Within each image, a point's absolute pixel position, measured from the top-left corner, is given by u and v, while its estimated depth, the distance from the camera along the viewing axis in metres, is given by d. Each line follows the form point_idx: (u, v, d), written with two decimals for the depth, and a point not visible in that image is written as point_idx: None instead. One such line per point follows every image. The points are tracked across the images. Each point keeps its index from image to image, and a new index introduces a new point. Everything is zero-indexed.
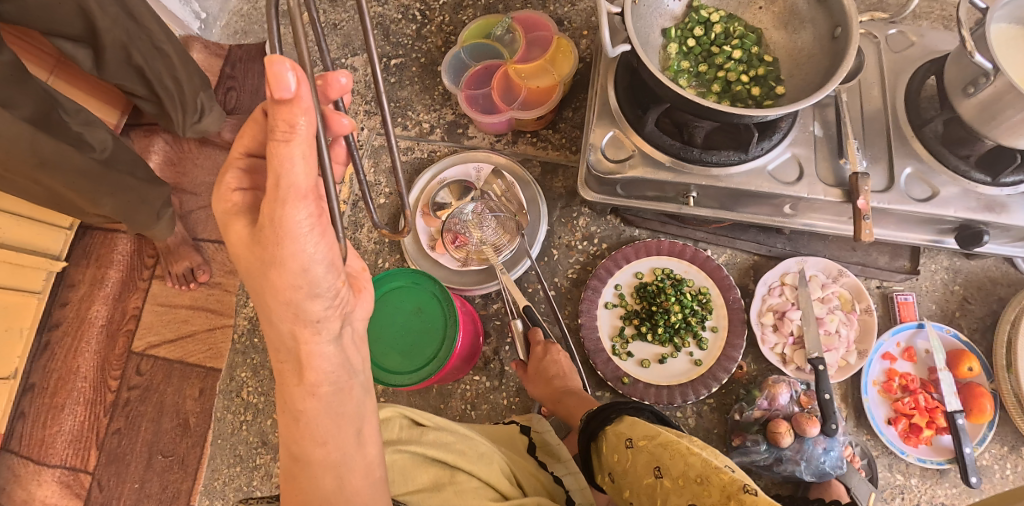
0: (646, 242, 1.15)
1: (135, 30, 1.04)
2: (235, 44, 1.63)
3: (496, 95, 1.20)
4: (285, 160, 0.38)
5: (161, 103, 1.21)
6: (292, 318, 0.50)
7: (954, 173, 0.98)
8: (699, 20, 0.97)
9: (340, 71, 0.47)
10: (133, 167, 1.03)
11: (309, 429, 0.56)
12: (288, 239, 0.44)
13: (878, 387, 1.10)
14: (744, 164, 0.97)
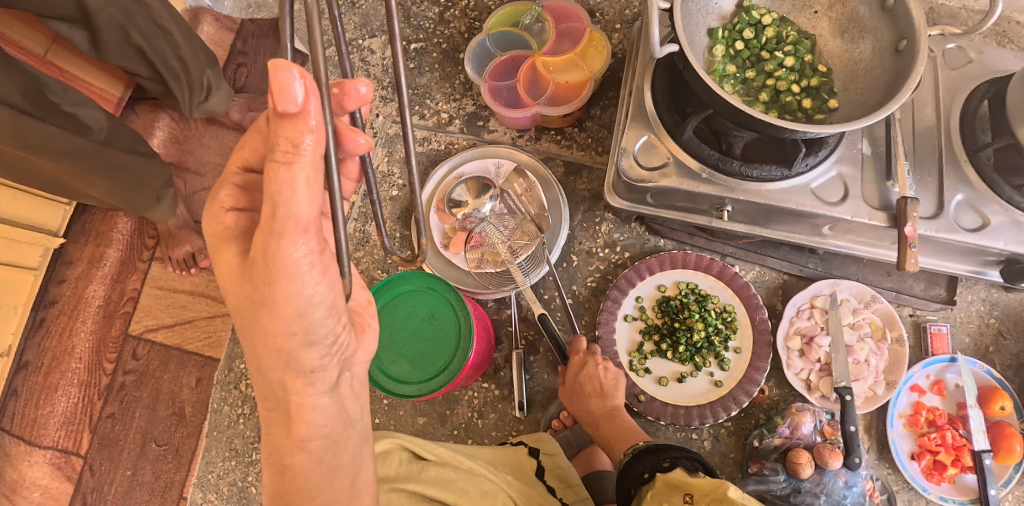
0: (673, 254, 1.09)
1: (131, 11, 0.99)
2: (248, 18, 1.55)
3: (522, 89, 1.14)
4: (284, 180, 0.33)
5: (166, 84, 1.17)
6: (283, 367, 0.46)
7: (1005, 203, 0.91)
8: (749, 21, 0.90)
9: (360, 80, 0.42)
10: (132, 150, 0.99)
11: (298, 484, 0.52)
12: (282, 278, 0.39)
13: (903, 419, 1.05)
14: (787, 181, 0.91)
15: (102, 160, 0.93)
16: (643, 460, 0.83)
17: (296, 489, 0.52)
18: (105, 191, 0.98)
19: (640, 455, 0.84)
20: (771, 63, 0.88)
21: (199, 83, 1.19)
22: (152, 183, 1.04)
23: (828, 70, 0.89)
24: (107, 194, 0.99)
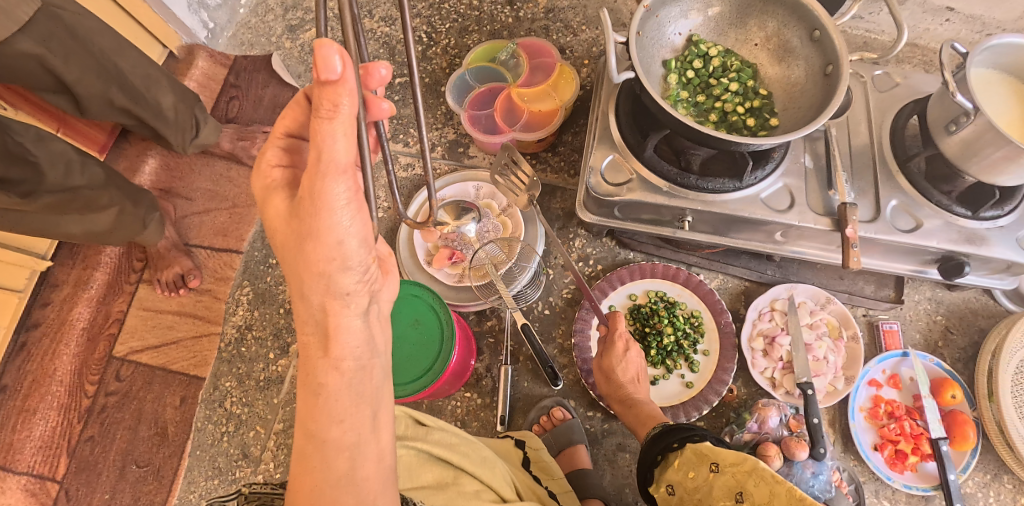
0: (641, 265, 1.17)
1: (109, 71, 1.08)
2: (241, 55, 1.66)
3: (499, 117, 1.23)
4: (326, 136, 0.41)
5: (158, 132, 1.26)
6: (324, 290, 0.52)
7: (937, 206, 1.03)
8: (698, 53, 1.02)
9: (381, 63, 0.49)
10: (108, 186, 1.04)
11: (327, 406, 0.56)
12: (324, 211, 0.47)
13: (864, 413, 1.13)
14: (738, 192, 1.00)
15: (77, 200, 0.99)
16: (667, 437, 0.88)
17: (322, 413, 0.56)
18: (83, 227, 1.05)
19: (665, 433, 0.89)
20: (718, 88, 1.00)
21: (185, 121, 1.26)
22: (135, 213, 1.11)
23: (768, 94, 1.00)
24: (88, 229, 1.05)
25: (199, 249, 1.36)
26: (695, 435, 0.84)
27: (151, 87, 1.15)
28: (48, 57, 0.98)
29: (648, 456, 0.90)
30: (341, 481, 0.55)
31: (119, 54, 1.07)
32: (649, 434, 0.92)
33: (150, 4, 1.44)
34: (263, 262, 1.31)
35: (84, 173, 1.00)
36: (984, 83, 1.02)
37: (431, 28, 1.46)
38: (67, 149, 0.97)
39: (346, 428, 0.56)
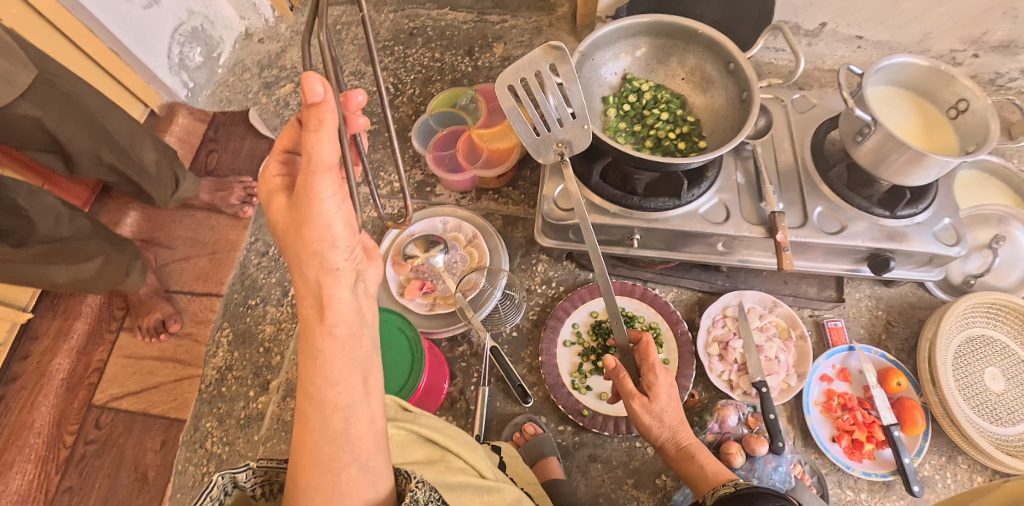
0: (599, 283, 1.26)
1: (99, 132, 1.16)
2: (219, 111, 1.77)
3: (461, 156, 1.33)
4: (316, 143, 0.52)
5: (140, 186, 1.33)
6: (318, 267, 0.61)
7: (859, 209, 1.14)
8: (632, 90, 1.14)
9: (358, 91, 0.61)
10: (93, 236, 1.15)
11: (324, 369, 0.62)
12: (314, 201, 0.57)
13: (820, 407, 1.20)
14: (679, 209, 1.11)
15: (66, 250, 1.11)
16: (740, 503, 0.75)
17: (319, 377, 0.62)
18: (71, 274, 1.15)
19: (734, 496, 0.76)
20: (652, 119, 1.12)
21: (166, 176, 1.36)
22: (120, 259, 1.23)
23: (696, 120, 1.13)
24: (75, 277, 1.17)
25: (180, 295, 1.46)
26: (776, 504, 0.72)
27: (136, 144, 1.24)
28: (45, 119, 1.05)
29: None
30: (338, 440, 0.61)
31: (107, 116, 1.16)
32: (719, 497, 0.80)
33: (133, 67, 1.57)
34: (243, 303, 1.41)
35: (73, 225, 1.11)
36: (883, 99, 1.15)
37: (397, 80, 1.59)
38: (57, 205, 1.07)
39: (343, 391, 0.62)
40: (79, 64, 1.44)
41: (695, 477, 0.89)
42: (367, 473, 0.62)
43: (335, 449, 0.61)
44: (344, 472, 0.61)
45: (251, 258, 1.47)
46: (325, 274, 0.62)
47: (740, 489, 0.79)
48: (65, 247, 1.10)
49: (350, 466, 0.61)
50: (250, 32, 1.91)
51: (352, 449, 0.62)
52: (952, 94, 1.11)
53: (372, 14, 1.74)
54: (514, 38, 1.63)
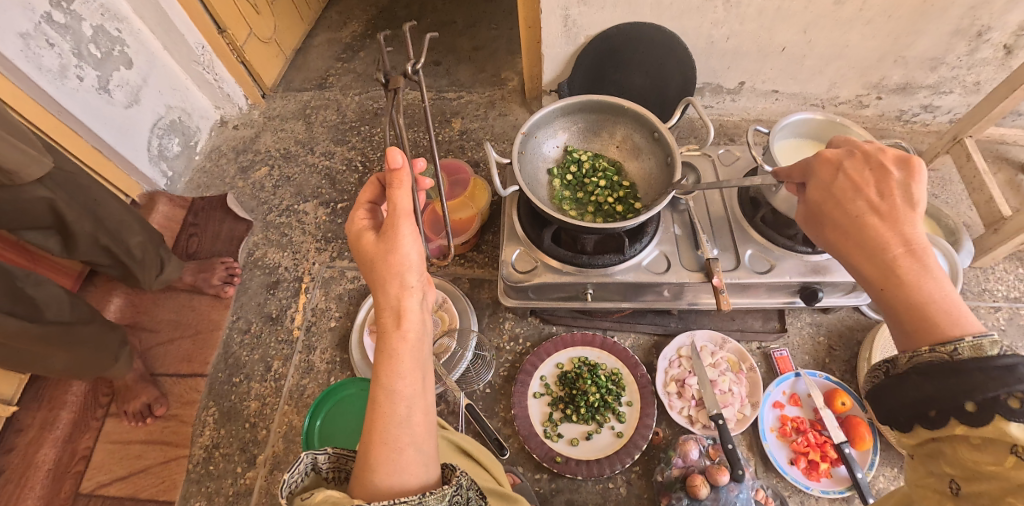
0: (562, 336, 1.36)
1: (94, 213, 1.27)
2: (198, 196, 1.86)
3: (426, 228, 1.45)
4: (398, 196, 0.75)
5: (127, 267, 1.41)
6: (397, 281, 0.74)
7: (784, 248, 1.26)
8: (573, 162, 1.28)
9: (421, 159, 0.85)
10: (92, 320, 1.27)
11: (394, 362, 0.70)
12: (399, 234, 0.75)
13: (775, 432, 1.29)
14: (624, 263, 1.22)
15: (68, 333, 1.20)
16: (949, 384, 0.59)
17: (390, 369, 0.70)
18: (69, 361, 1.24)
19: (945, 373, 0.60)
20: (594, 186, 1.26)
21: (152, 259, 1.44)
22: (110, 346, 1.32)
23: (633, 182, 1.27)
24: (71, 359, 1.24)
25: (165, 378, 1.52)
26: (1018, 394, 0.54)
27: (124, 229, 1.33)
28: (56, 199, 1.17)
29: (908, 395, 0.63)
30: (406, 423, 0.68)
31: (100, 204, 1.26)
32: (914, 362, 0.64)
33: (111, 159, 1.65)
34: (228, 381, 1.48)
35: (75, 311, 1.23)
36: (786, 151, 1.29)
37: (365, 159, 1.82)
38: (61, 294, 1.20)
39: (412, 381, 0.70)
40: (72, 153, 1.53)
41: (909, 307, 0.67)
42: (422, 456, 0.68)
43: (404, 432, 0.68)
44: (405, 455, 0.67)
45: (234, 336, 1.55)
46: (404, 285, 0.74)
47: (961, 357, 0.59)
48: (70, 330, 1.20)
49: (410, 449, 0.68)
50: (225, 120, 2.04)
51: (416, 434, 0.69)
52: (851, 142, 1.25)
53: (341, 98, 2.03)
54: (469, 113, 1.83)
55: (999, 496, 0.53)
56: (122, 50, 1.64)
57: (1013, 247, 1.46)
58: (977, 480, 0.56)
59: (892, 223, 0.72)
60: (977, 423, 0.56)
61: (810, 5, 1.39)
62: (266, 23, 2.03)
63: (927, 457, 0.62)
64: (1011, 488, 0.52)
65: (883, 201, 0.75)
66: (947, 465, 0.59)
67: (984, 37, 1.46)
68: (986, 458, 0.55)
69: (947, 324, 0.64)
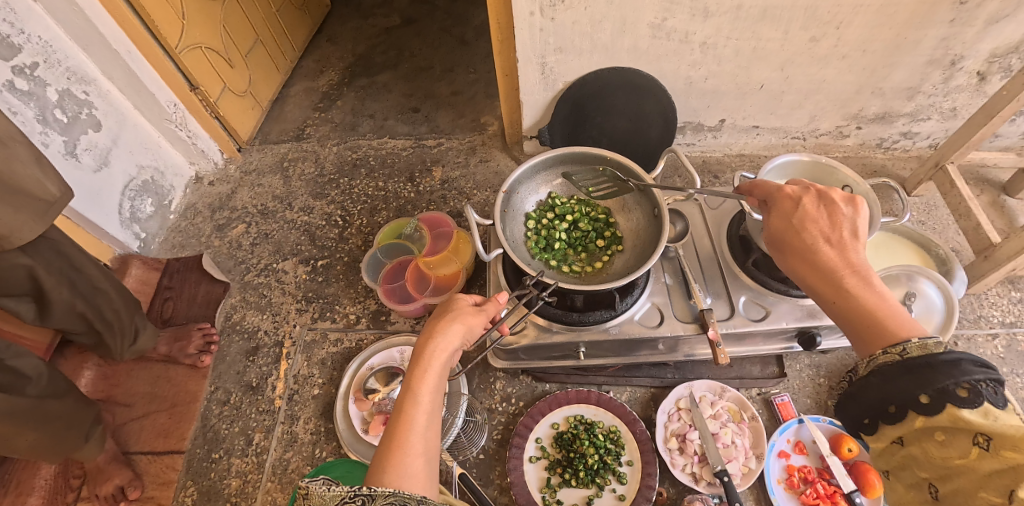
0: (556, 394, 1.32)
1: (70, 278, 1.20)
2: (173, 257, 1.79)
3: (411, 286, 1.43)
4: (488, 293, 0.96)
5: (99, 336, 1.33)
6: (459, 331, 0.88)
7: (778, 293, 1.21)
8: (549, 214, 1.26)
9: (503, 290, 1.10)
10: (66, 395, 1.18)
11: (428, 382, 0.81)
12: (480, 314, 0.93)
13: (782, 484, 1.22)
14: (616, 318, 1.18)
15: (42, 412, 1.10)
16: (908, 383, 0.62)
17: (426, 387, 0.81)
18: (36, 441, 1.12)
19: (898, 372, 0.63)
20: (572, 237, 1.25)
21: (127, 327, 1.36)
22: (80, 426, 1.22)
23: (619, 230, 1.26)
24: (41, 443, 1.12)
25: (140, 456, 1.41)
26: (963, 382, 0.57)
27: (99, 299, 1.27)
28: (36, 266, 1.11)
29: (868, 394, 0.67)
30: (420, 435, 0.76)
31: (79, 271, 1.21)
32: (875, 364, 0.68)
33: (83, 225, 1.57)
34: (207, 458, 1.40)
35: (49, 385, 1.15)
36: None
37: (345, 212, 1.79)
38: (39, 365, 1.13)
39: (430, 404, 0.80)
40: None
41: (863, 317, 0.74)
42: (425, 470, 0.74)
43: (417, 444, 0.75)
44: (411, 463, 0.73)
45: (212, 408, 1.47)
46: (445, 327, 0.87)
47: (909, 356, 0.64)
48: (43, 404, 1.11)
49: (418, 459, 0.74)
50: (201, 176, 1.99)
51: (425, 450, 0.76)
52: (838, 183, 1.24)
53: (318, 149, 2.00)
54: (450, 161, 1.87)
55: (977, 493, 0.54)
56: (90, 113, 1.57)
57: (1005, 273, 1.44)
58: (951, 477, 0.57)
59: (840, 250, 0.81)
60: (931, 413, 0.59)
61: (785, 43, 1.39)
62: (240, 76, 2.00)
63: (899, 465, 0.64)
64: (979, 481, 0.54)
65: (836, 233, 0.82)
66: (915, 463, 0.62)
67: (958, 65, 1.46)
68: (953, 452, 0.57)
69: (898, 331, 0.70)
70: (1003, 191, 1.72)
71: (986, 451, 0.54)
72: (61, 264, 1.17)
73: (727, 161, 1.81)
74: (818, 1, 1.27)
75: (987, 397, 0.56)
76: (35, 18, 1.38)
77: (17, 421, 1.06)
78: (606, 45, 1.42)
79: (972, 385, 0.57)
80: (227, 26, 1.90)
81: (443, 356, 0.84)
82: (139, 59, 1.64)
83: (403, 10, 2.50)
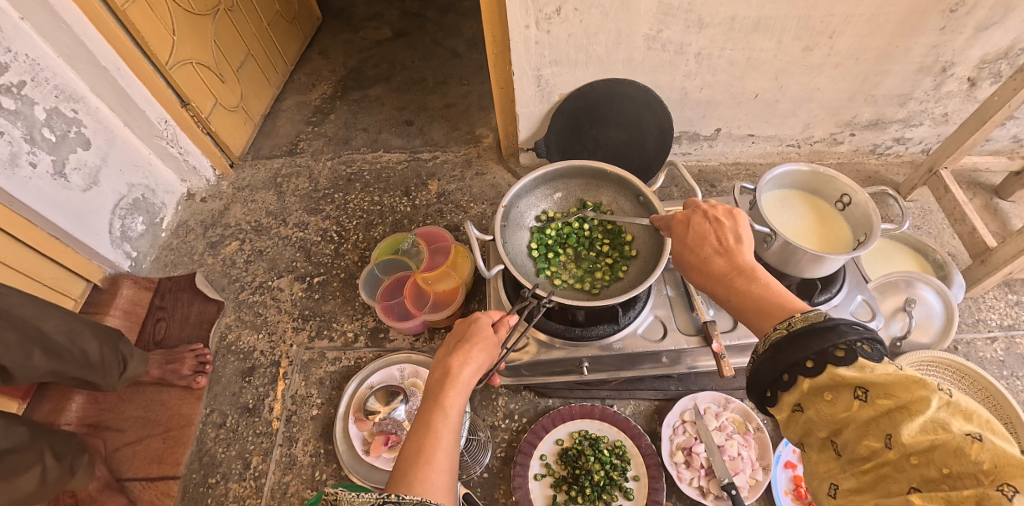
0: (559, 410, 1.30)
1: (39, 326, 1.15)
2: (165, 276, 1.75)
3: (410, 303, 1.42)
4: (506, 317, 0.96)
5: (87, 380, 1.30)
6: (486, 351, 0.87)
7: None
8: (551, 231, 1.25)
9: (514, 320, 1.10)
10: (29, 447, 1.14)
11: (454, 401, 0.80)
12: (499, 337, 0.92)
13: (790, 495, 1.20)
14: (619, 332, 1.18)
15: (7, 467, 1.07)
16: (792, 347, 0.63)
17: (451, 404, 0.80)
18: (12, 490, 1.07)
19: (783, 343, 0.64)
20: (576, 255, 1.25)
21: (113, 359, 1.33)
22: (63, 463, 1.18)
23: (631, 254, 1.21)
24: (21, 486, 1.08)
25: (134, 483, 1.37)
26: (840, 343, 0.59)
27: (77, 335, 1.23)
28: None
29: (762, 373, 0.66)
30: (447, 451, 0.75)
31: (41, 319, 1.18)
32: (769, 343, 0.66)
33: (73, 248, 1.55)
34: (203, 483, 1.36)
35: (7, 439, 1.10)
36: (773, 203, 1.27)
37: (340, 228, 1.77)
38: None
39: (455, 420, 0.79)
40: (33, 232, 1.43)
41: (756, 311, 0.72)
42: (449, 487, 0.73)
43: (443, 458, 0.74)
44: (437, 478, 0.72)
45: (207, 432, 1.43)
46: (470, 346, 0.86)
47: (793, 327, 0.64)
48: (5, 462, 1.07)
49: (444, 474, 0.73)
50: (192, 192, 1.96)
51: (450, 465, 0.75)
52: (836, 190, 1.24)
53: (313, 163, 1.98)
54: (446, 175, 1.86)
55: (862, 442, 0.56)
56: (78, 131, 1.55)
57: (1001, 276, 1.44)
58: (840, 432, 0.58)
59: (729, 257, 0.80)
60: (816, 375, 0.59)
61: (779, 53, 1.40)
62: (231, 91, 1.98)
63: (801, 429, 0.63)
64: (862, 429, 0.56)
65: (720, 240, 0.83)
66: (810, 424, 0.61)
67: (948, 72, 1.48)
68: (839, 407, 0.58)
69: (784, 313, 0.69)
70: (996, 194, 1.74)
71: (865, 401, 0.56)
72: None
73: (725, 170, 1.82)
74: (810, 10, 1.28)
75: (862, 353, 0.58)
76: (21, 36, 1.35)
77: None
78: (600, 57, 1.42)
79: (848, 344, 0.59)
80: (218, 41, 1.88)
81: (468, 374, 0.83)
82: (129, 76, 1.60)
83: (394, 22, 2.49)
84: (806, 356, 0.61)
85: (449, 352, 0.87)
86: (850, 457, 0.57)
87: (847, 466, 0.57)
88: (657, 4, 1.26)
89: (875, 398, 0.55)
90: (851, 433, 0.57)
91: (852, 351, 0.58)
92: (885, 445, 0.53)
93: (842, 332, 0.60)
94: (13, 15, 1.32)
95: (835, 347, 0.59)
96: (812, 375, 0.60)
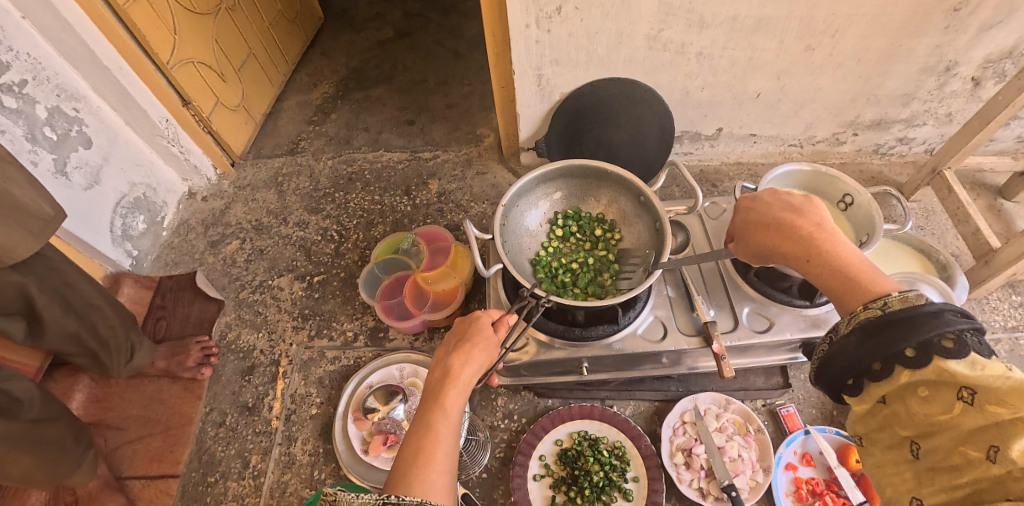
0: (559, 410, 1.30)
1: (63, 304, 1.17)
2: (166, 275, 1.76)
3: (409, 302, 1.42)
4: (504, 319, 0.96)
5: (95, 355, 1.30)
6: (487, 351, 0.87)
7: (781, 304, 1.20)
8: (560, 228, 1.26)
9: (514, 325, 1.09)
10: (58, 418, 1.14)
11: (453, 402, 0.80)
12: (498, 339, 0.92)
13: (791, 497, 1.19)
14: (619, 332, 1.17)
15: (36, 434, 1.07)
16: (890, 334, 0.59)
17: (450, 404, 0.79)
18: (28, 468, 1.08)
19: (881, 328, 0.61)
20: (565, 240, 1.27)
21: (123, 345, 1.33)
22: (73, 449, 1.18)
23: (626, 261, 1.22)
24: (29, 470, 1.08)
25: (134, 482, 1.37)
26: (948, 333, 0.55)
27: (96, 315, 1.24)
28: (25, 284, 1.07)
29: (848, 355, 0.63)
30: (446, 452, 0.74)
31: (80, 282, 1.19)
32: (855, 325, 0.65)
33: (75, 244, 1.55)
34: (202, 482, 1.36)
35: (43, 408, 1.12)
36: None
37: (341, 227, 1.77)
38: (33, 387, 1.11)
39: (455, 420, 0.79)
40: None
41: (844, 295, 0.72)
42: (448, 488, 0.72)
43: (443, 459, 0.73)
44: (436, 479, 0.71)
45: (207, 430, 1.43)
46: (470, 346, 0.86)
47: (891, 311, 0.62)
48: (36, 427, 1.08)
49: (443, 475, 0.72)
50: (194, 192, 1.96)
51: (449, 465, 0.74)
52: (838, 191, 1.23)
53: (314, 162, 1.98)
54: (447, 174, 1.85)
55: (958, 449, 0.53)
56: (80, 130, 1.55)
57: (1005, 278, 1.43)
58: (933, 434, 0.56)
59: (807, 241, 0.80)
60: (915, 366, 0.56)
61: (781, 53, 1.39)
62: (233, 90, 1.98)
63: (879, 426, 0.62)
64: (962, 436, 0.53)
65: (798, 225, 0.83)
66: (900, 419, 0.59)
67: (952, 71, 1.46)
68: (937, 408, 0.55)
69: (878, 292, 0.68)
70: (1000, 195, 1.72)
71: (970, 406, 0.52)
72: (52, 292, 1.14)
73: (727, 170, 1.81)
74: (812, 10, 1.27)
75: (972, 347, 0.54)
76: (23, 35, 1.35)
77: (12, 446, 1.02)
78: (602, 56, 1.41)
79: (958, 336, 0.55)
80: (219, 40, 1.88)
81: (468, 374, 0.83)
82: (132, 77, 1.61)
83: (396, 22, 2.50)
84: (905, 339, 0.57)
85: (449, 351, 0.86)
86: (937, 462, 0.56)
87: (935, 470, 0.56)
88: (658, 3, 1.25)
89: (985, 402, 0.51)
90: (943, 440, 0.55)
91: (964, 342, 0.54)
92: (988, 459, 0.50)
93: (949, 318, 0.55)
94: (15, 14, 1.32)
95: (944, 333, 0.55)
96: (916, 366, 0.56)
